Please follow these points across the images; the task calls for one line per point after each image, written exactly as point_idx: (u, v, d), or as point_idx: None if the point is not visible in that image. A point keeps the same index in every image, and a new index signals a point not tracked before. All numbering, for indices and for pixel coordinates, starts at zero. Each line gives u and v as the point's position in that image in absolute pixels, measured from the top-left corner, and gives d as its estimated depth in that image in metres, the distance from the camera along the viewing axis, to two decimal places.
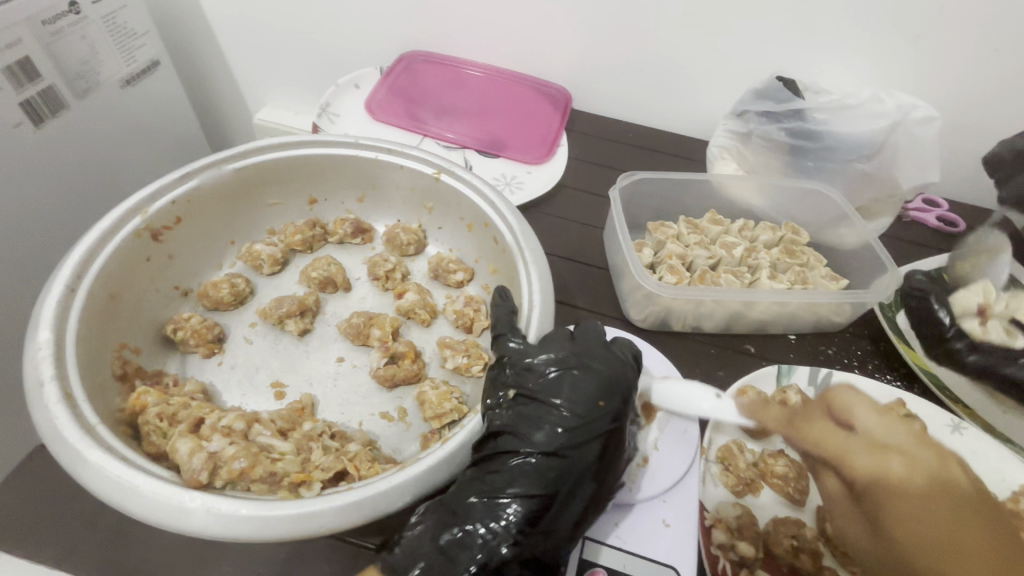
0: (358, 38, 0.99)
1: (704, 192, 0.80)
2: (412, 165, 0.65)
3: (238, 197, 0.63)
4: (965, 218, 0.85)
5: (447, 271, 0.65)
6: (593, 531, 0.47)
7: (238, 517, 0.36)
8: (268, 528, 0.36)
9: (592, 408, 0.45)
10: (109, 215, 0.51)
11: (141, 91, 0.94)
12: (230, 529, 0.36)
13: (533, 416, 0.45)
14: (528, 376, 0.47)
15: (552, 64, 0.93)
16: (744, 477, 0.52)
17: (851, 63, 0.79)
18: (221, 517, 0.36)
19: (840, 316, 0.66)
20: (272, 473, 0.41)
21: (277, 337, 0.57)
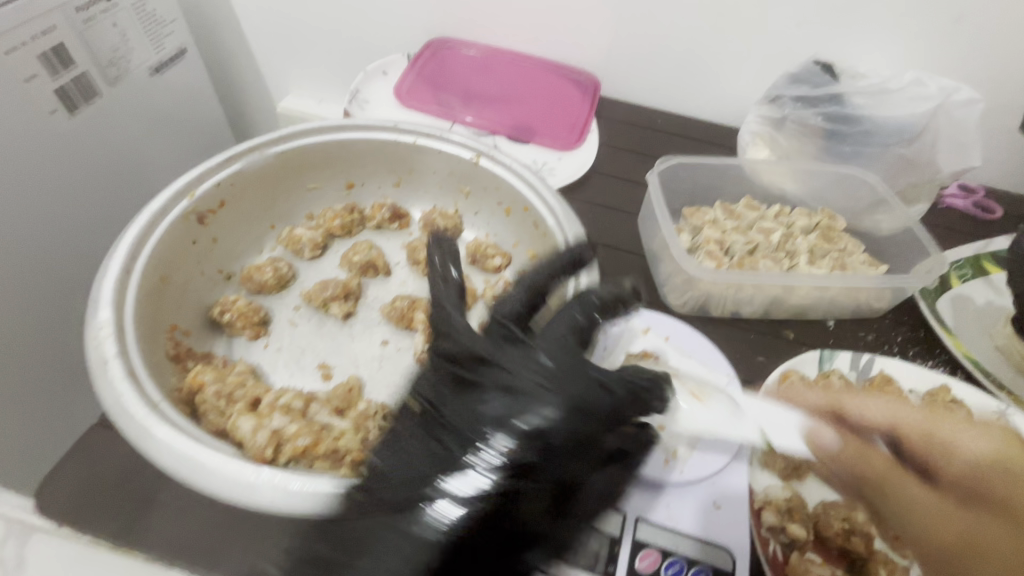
0: (384, 25, 0.99)
1: (738, 178, 0.79)
2: (450, 149, 0.65)
3: (278, 181, 0.63)
4: (1003, 204, 0.84)
5: (485, 255, 0.65)
6: (645, 511, 0.47)
7: (291, 491, 0.38)
8: (311, 501, 0.38)
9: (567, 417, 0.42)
10: (158, 198, 0.52)
11: (168, 79, 0.94)
12: (291, 505, 0.38)
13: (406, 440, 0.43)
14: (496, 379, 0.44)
15: (581, 50, 0.92)
16: (792, 461, 0.51)
17: (890, 45, 0.77)
18: (283, 493, 0.37)
19: (880, 302, 0.66)
20: (334, 450, 0.43)
21: (321, 320, 0.57)
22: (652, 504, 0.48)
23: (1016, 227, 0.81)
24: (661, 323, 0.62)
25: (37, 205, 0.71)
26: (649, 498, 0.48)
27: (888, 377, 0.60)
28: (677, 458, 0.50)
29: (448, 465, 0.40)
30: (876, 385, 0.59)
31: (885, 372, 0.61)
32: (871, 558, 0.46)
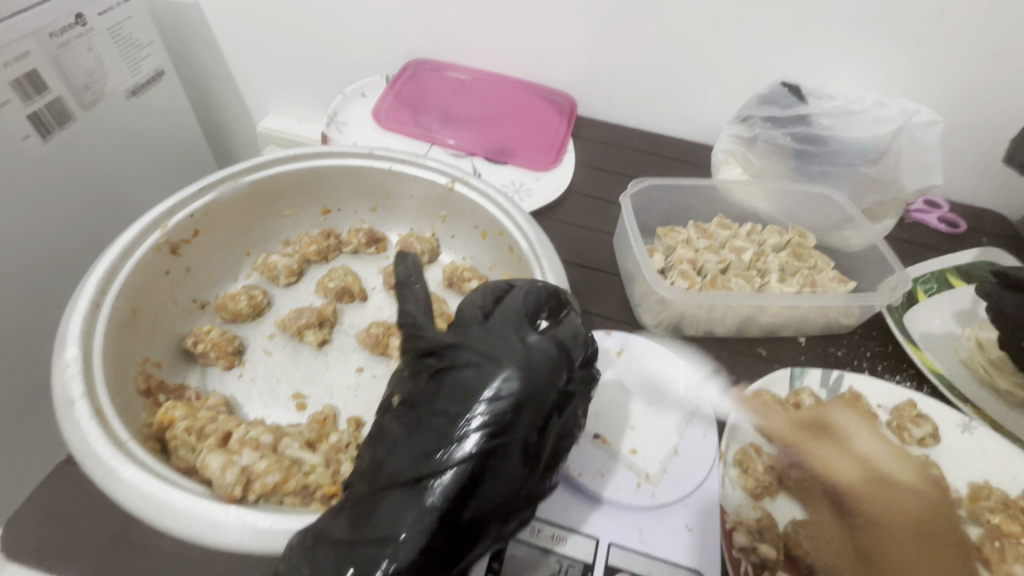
0: (363, 48, 1.00)
1: (711, 197, 0.81)
2: (426, 175, 0.66)
3: (254, 209, 0.63)
4: (967, 219, 0.86)
5: (461, 279, 0.65)
6: (617, 536, 0.47)
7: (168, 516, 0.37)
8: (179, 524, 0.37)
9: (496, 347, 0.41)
10: (130, 230, 0.52)
11: (146, 101, 0.94)
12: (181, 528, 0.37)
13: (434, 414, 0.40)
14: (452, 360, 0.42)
15: (557, 71, 0.94)
16: (763, 480, 0.52)
17: (854, 68, 0.80)
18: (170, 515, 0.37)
19: (849, 318, 0.67)
20: (304, 486, 0.42)
21: (296, 348, 0.57)
22: (624, 529, 0.48)
23: (979, 241, 0.83)
24: (633, 345, 0.62)
25: (12, 233, 0.71)
26: (620, 523, 0.48)
27: (857, 393, 0.61)
28: (649, 481, 0.51)
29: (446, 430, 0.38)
30: (845, 402, 0.60)
31: (855, 389, 0.62)
32: None
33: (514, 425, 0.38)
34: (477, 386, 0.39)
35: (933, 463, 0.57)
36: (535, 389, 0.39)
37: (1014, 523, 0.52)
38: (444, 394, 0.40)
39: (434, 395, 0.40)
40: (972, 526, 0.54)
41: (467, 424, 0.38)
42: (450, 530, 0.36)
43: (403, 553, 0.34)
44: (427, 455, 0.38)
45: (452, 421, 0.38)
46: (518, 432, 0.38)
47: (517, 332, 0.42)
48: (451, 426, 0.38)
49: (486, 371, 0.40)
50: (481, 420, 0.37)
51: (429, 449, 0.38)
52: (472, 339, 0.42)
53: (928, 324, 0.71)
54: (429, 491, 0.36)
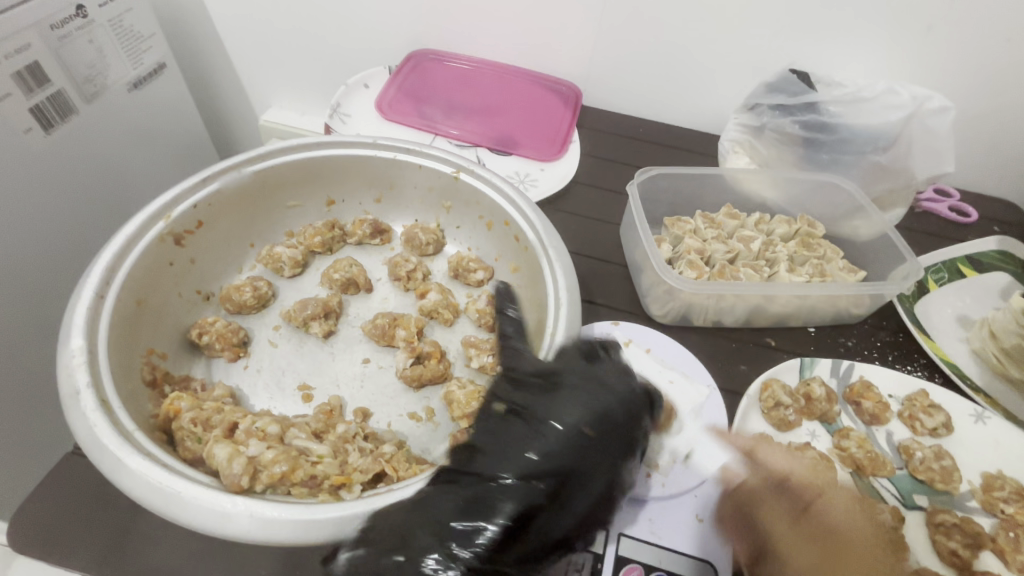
0: (365, 39, 0.99)
1: (718, 186, 0.80)
2: (431, 165, 0.65)
3: (257, 200, 0.62)
4: (978, 207, 0.85)
5: (467, 270, 0.64)
6: (626, 528, 0.47)
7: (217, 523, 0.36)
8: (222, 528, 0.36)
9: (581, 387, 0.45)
10: (133, 221, 0.51)
11: (148, 94, 0.93)
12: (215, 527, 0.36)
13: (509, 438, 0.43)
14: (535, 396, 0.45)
15: (561, 60, 0.93)
16: None
17: (864, 54, 0.79)
18: (209, 513, 0.36)
19: (859, 308, 0.67)
20: (313, 476, 0.42)
21: (302, 340, 0.57)
22: (633, 520, 0.48)
23: (991, 230, 0.82)
24: (640, 335, 0.61)
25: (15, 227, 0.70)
26: (629, 514, 0.48)
27: (868, 383, 0.61)
28: (659, 472, 0.50)
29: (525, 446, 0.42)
30: (856, 392, 0.60)
31: (865, 379, 0.61)
32: None
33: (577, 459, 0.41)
34: (556, 417, 0.43)
35: (946, 453, 0.56)
36: (616, 422, 0.44)
37: None
38: (538, 415, 0.44)
39: (525, 416, 0.44)
40: (985, 516, 0.53)
41: (537, 442, 0.42)
42: (522, 542, 0.38)
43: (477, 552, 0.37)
44: (508, 472, 0.40)
45: (535, 438, 0.42)
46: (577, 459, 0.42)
47: (603, 371, 0.47)
48: (537, 443, 0.42)
49: (570, 405, 0.44)
50: (556, 445, 0.42)
51: (517, 467, 0.40)
52: (556, 380, 0.46)
53: (940, 314, 0.70)
54: (506, 502, 0.39)
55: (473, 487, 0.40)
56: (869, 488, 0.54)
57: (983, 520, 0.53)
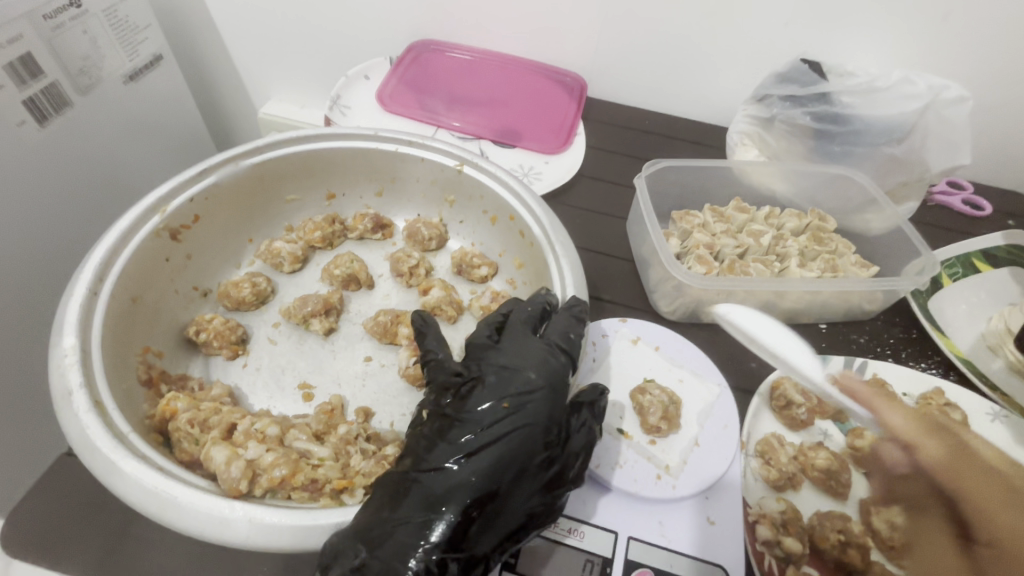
0: (365, 30, 0.97)
1: (726, 179, 0.78)
2: (433, 157, 0.64)
3: (256, 193, 0.61)
4: (992, 201, 0.83)
5: (471, 265, 0.63)
6: (636, 531, 0.46)
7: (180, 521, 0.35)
8: (185, 522, 0.35)
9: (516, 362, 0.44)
10: (127, 215, 0.50)
11: (144, 87, 0.91)
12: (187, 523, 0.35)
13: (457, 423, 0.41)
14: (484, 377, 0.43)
15: (566, 50, 0.90)
16: (786, 471, 0.50)
17: (877, 43, 0.77)
18: (176, 510, 0.35)
19: (872, 304, 0.65)
20: (313, 479, 0.41)
21: (302, 337, 0.55)
22: (643, 522, 0.46)
23: (1005, 224, 0.80)
24: (649, 332, 0.59)
25: (10, 222, 0.69)
26: (639, 516, 0.46)
27: (882, 381, 0.59)
28: (669, 473, 0.48)
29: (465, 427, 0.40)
30: None
31: (879, 376, 0.60)
32: (867, 569, 0.46)
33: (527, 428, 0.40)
34: (500, 389, 0.42)
35: None
36: (553, 380, 0.43)
37: None
38: (474, 397, 0.42)
39: (463, 399, 0.42)
40: None
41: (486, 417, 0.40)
42: (475, 522, 0.36)
43: (434, 537, 0.35)
44: (455, 453, 0.39)
45: (479, 414, 0.40)
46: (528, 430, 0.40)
47: (540, 340, 0.46)
48: (478, 419, 0.40)
49: (516, 376, 0.42)
50: (507, 416, 0.40)
51: (466, 450, 0.38)
52: (499, 354, 0.45)
53: (953, 310, 0.69)
54: (461, 484, 0.37)
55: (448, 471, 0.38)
56: None
57: None
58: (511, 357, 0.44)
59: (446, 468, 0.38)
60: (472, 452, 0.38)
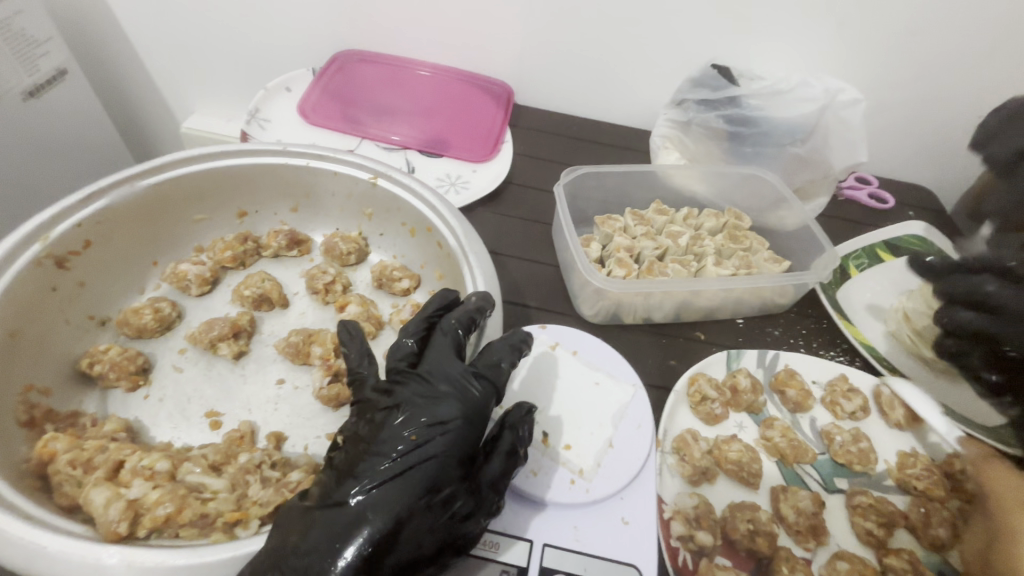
0: (288, 41, 0.95)
1: (648, 182, 0.80)
2: (346, 170, 0.62)
3: (156, 214, 0.58)
4: (894, 194, 0.89)
5: (391, 279, 0.63)
6: (551, 537, 0.45)
7: None
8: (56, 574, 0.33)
9: (433, 386, 0.42)
10: (1, 244, 0.46)
11: (47, 103, 0.86)
12: None
13: (372, 446, 0.39)
14: (406, 406, 0.41)
15: (491, 58, 0.91)
16: (700, 466, 0.52)
17: (781, 49, 0.81)
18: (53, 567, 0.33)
19: (784, 297, 0.68)
20: (203, 515, 0.39)
21: (210, 363, 0.53)
22: (557, 528, 0.46)
23: (906, 215, 0.86)
24: (569, 337, 0.59)
25: None
26: (554, 522, 0.46)
27: (792, 371, 0.62)
28: (583, 477, 0.48)
29: (377, 460, 0.38)
30: (781, 380, 0.61)
31: (790, 367, 0.63)
32: (774, 554, 0.48)
33: (442, 454, 0.39)
34: (417, 417, 0.40)
35: (863, 435, 0.58)
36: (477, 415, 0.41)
37: (937, 488, 0.53)
38: (389, 423, 0.40)
39: (377, 426, 0.40)
40: (900, 494, 0.55)
41: (402, 441, 0.39)
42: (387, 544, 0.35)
43: (346, 558, 0.34)
44: (366, 477, 0.37)
45: (397, 440, 0.39)
46: (441, 454, 0.39)
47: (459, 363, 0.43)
48: (403, 454, 0.38)
49: (437, 405, 0.40)
50: (424, 442, 0.39)
51: (379, 472, 0.37)
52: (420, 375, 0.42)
53: (859, 300, 0.73)
54: (373, 506, 0.36)
55: (362, 495, 0.36)
56: (793, 475, 0.55)
57: (897, 498, 0.55)
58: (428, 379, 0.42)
59: (347, 503, 0.36)
60: (388, 475, 0.37)
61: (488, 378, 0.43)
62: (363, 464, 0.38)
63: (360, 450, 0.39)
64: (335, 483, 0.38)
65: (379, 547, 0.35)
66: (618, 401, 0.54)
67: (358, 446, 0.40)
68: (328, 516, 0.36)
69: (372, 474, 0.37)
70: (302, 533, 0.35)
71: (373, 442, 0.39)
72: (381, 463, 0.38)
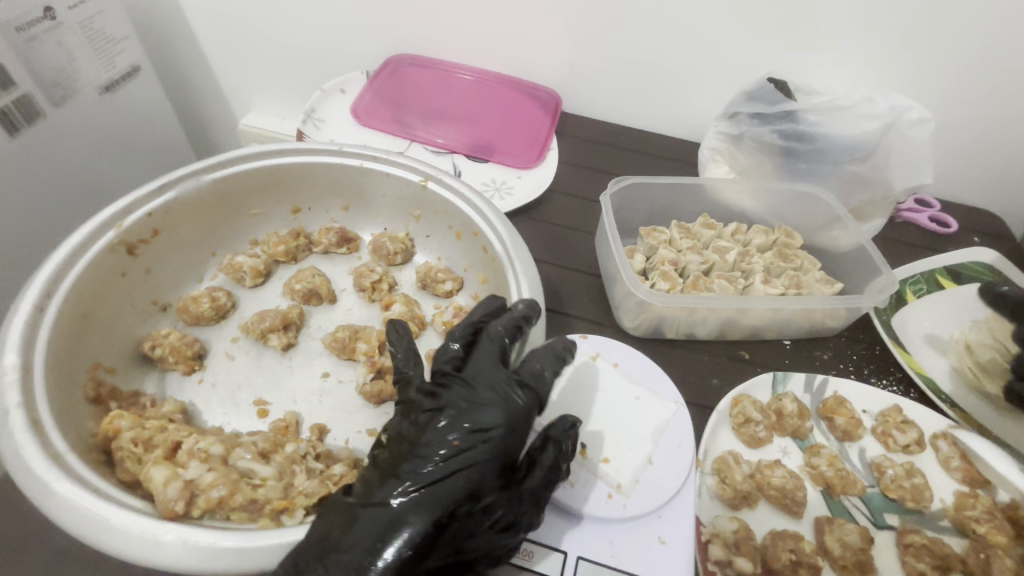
0: (346, 45, 0.98)
1: (695, 196, 0.79)
2: (398, 172, 0.64)
3: (218, 208, 0.61)
4: (958, 219, 0.84)
5: (435, 280, 0.63)
6: (586, 551, 0.45)
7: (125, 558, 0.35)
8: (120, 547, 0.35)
9: (479, 392, 0.42)
10: (81, 229, 0.50)
11: (121, 97, 0.92)
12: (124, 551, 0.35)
13: (416, 447, 0.39)
14: (451, 410, 0.41)
15: (540, 66, 0.92)
16: (741, 490, 0.51)
17: (841, 64, 0.78)
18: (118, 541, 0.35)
19: (835, 321, 0.66)
20: (252, 500, 0.40)
21: (260, 352, 0.55)
22: (592, 543, 0.45)
23: (971, 241, 0.81)
24: (609, 349, 0.58)
25: None
26: (589, 536, 0.46)
27: (842, 398, 0.59)
28: (621, 492, 0.47)
29: (420, 462, 0.39)
30: (830, 407, 0.58)
31: (839, 394, 0.60)
32: None
33: (484, 463, 0.39)
34: (460, 421, 0.40)
35: (918, 470, 0.55)
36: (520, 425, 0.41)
37: (1000, 533, 0.50)
38: (432, 425, 0.40)
39: (421, 427, 0.41)
40: (955, 537, 0.52)
41: (445, 445, 0.39)
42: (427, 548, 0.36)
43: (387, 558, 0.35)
44: (409, 479, 0.38)
45: (441, 443, 0.39)
46: (484, 462, 0.39)
47: (504, 370, 0.43)
48: (446, 458, 0.38)
49: (481, 411, 0.40)
50: (467, 449, 0.39)
51: (421, 476, 0.38)
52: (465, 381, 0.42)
53: (917, 328, 0.69)
54: (415, 507, 0.36)
55: (404, 498, 0.37)
56: (839, 507, 0.53)
57: (952, 540, 0.52)
58: (474, 384, 0.42)
59: (390, 503, 0.37)
60: (431, 479, 0.38)
61: (531, 389, 0.43)
62: (406, 465, 0.39)
63: (404, 449, 0.40)
64: (379, 482, 0.39)
65: (418, 549, 0.35)
66: (659, 417, 0.53)
67: (401, 445, 0.40)
68: (372, 514, 0.36)
69: (414, 477, 0.38)
70: (345, 528, 0.36)
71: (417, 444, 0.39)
72: (425, 466, 0.38)
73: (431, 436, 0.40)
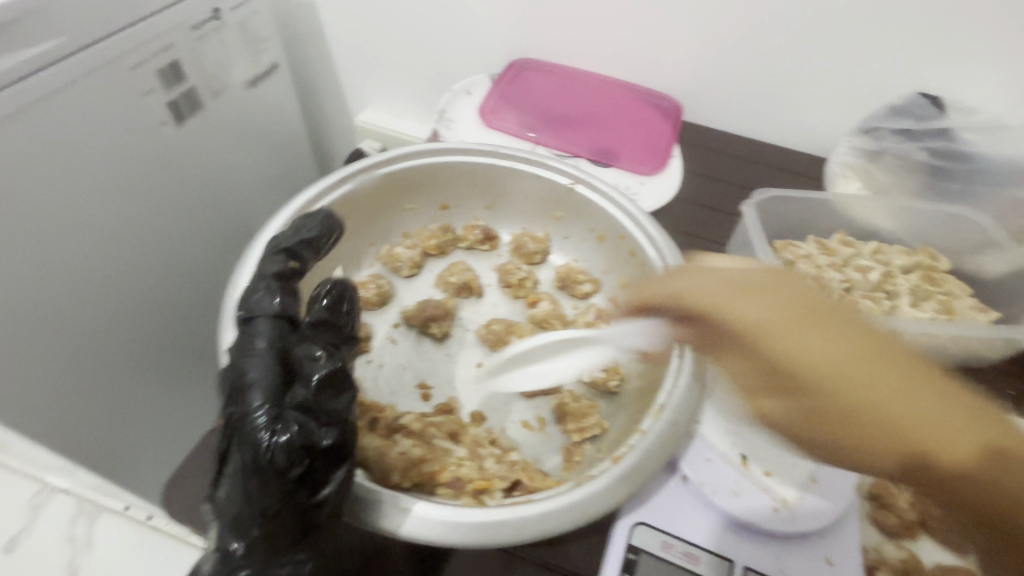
0: (470, 50, 1.02)
1: (830, 211, 0.76)
2: (547, 175, 0.66)
3: (379, 202, 0.65)
4: None
5: (575, 281, 0.66)
6: (751, 560, 0.45)
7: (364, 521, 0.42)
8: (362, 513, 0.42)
9: (246, 348, 0.43)
10: (280, 218, 0.55)
11: (262, 92, 0.98)
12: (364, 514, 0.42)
13: (245, 403, 0.40)
14: (249, 367, 0.42)
15: (664, 73, 0.92)
16: (906, 518, 0.49)
17: (1003, 79, 0.74)
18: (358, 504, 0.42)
19: (992, 352, 0.62)
20: (457, 478, 0.46)
21: (419, 340, 0.59)
22: (757, 553, 0.46)
23: None
24: None
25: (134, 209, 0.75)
26: (753, 546, 0.46)
27: None
28: (787, 506, 0.47)
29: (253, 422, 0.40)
30: None
31: None
32: None
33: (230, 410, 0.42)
34: (264, 377, 0.41)
35: None
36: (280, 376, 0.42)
37: None
38: (262, 382, 0.41)
39: (248, 383, 0.41)
40: None
41: (259, 402, 0.40)
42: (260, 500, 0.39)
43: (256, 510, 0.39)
44: (250, 438, 0.39)
45: (250, 401, 0.40)
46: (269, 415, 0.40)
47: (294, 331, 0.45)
48: (259, 415, 0.39)
49: (255, 366, 0.41)
50: (265, 406, 0.40)
51: (256, 436, 0.39)
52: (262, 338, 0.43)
53: None
54: (259, 464, 0.38)
55: (257, 456, 0.39)
56: None
57: None
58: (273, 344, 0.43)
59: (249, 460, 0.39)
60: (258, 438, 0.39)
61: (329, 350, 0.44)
62: (244, 423, 0.40)
63: (240, 404, 0.41)
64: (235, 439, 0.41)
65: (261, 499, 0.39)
66: None
67: (235, 399, 0.41)
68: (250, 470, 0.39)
69: (251, 435, 0.39)
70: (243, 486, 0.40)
71: (246, 401, 0.40)
72: (256, 424, 0.39)
73: (254, 391, 0.41)
